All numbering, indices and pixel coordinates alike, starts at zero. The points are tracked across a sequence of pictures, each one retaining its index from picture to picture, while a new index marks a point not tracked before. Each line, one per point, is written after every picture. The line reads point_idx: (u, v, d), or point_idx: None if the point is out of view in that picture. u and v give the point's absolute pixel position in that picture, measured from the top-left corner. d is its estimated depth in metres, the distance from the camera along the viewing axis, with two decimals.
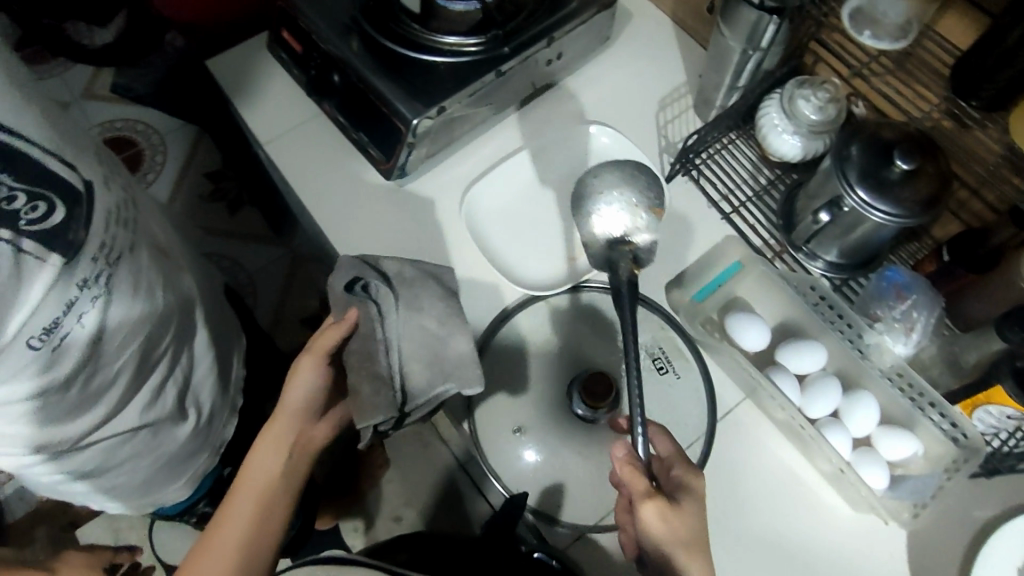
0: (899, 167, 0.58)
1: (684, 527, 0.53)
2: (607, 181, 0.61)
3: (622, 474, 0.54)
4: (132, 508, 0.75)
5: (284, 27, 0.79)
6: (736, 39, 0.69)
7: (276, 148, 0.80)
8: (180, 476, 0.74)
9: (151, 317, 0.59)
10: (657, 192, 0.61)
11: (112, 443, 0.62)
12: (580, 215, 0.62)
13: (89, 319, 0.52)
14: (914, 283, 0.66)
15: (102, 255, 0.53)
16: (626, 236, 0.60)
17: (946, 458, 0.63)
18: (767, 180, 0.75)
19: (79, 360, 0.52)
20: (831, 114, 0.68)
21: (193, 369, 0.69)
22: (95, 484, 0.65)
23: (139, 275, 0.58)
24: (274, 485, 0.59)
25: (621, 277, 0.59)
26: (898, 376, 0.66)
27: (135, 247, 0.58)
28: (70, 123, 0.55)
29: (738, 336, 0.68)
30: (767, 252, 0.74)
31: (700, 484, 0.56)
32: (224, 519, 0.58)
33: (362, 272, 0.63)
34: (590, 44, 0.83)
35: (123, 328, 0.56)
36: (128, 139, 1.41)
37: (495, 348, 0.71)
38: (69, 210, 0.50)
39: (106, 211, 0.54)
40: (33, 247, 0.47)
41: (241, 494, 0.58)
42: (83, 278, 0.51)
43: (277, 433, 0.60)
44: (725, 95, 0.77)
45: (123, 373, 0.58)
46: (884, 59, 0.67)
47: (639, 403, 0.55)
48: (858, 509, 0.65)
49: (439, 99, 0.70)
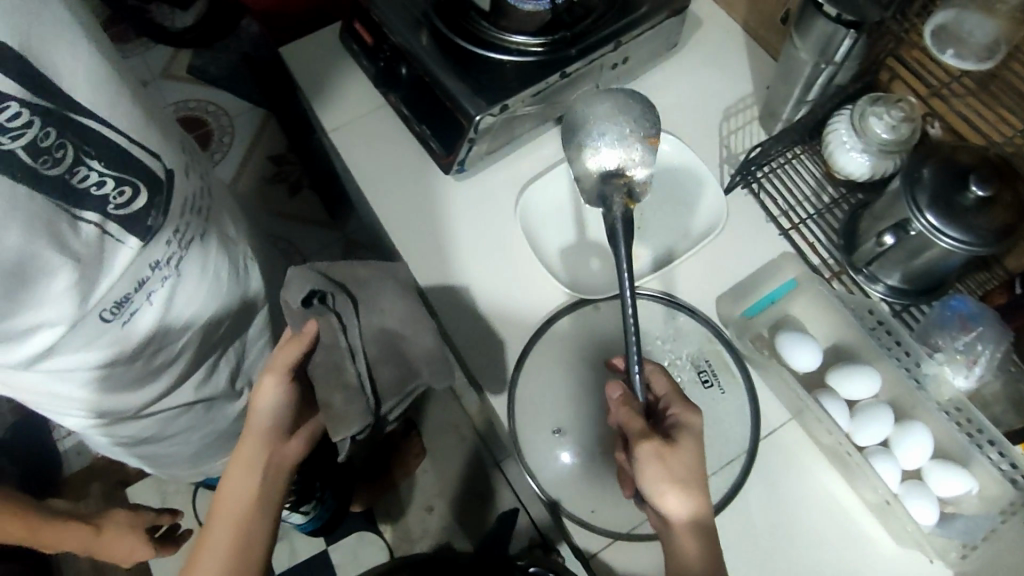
0: (975, 193, 0.56)
1: (681, 466, 0.53)
2: (599, 113, 0.60)
3: (617, 412, 0.57)
4: (180, 474, 0.80)
5: (357, 19, 0.81)
6: (808, 52, 0.67)
7: (340, 136, 0.82)
8: (228, 451, 0.78)
9: (212, 301, 0.62)
10: (653, 123, 0.60)
11: (168, 413, 0.65)
12: (573, 154, 0.61)
13: (157, 298, 0.55)
14: (981, 314, 0.63)
15: (176, 240, 0.55)
16: (621, 169, 0.59)
17: (1002, 500, 0.60)
18: (831, 198, 0.73)
19: (145, 336, 0.55)
20: (903, 134, 0.66)
21: (247, 346, 0.72)
22: (151, 449, 0.69)
23: (206, 262, 0.60)
24: (249, 509, 0.57)
25: (614, 212, 0.57)
26: (957, 410, 0.63)
27: (205, 236, 0.59)
28: (152, 104, 0.57)
29: (787, 355, 0.66)
30: (825, 271, 0.72)
31: (695, 421, 0.56)
32: (203, 547, 0.57)
33: (318, 284, 0.61)
34: (657, 49, 0.82)
35: (185, 306, 0.58)
36: (200, 120, 1.47)
37: (539, 347, 0.71)
38: (150, 197, 0.52)
39: (182, 200, 0.56)
40: (115, 229, 0.49)
41: (216, 524, 0.57)
42: (156, 259, 0.53)
43: (244, 455, 0.58)
44: (793, 109, 0.75)
45: (185, 348, 0.60)
46: (966, 80, 0.64)
47: (632, 342, 0.56)
48: (902, 544, 0.63)
49: (503, 97, 0.71)
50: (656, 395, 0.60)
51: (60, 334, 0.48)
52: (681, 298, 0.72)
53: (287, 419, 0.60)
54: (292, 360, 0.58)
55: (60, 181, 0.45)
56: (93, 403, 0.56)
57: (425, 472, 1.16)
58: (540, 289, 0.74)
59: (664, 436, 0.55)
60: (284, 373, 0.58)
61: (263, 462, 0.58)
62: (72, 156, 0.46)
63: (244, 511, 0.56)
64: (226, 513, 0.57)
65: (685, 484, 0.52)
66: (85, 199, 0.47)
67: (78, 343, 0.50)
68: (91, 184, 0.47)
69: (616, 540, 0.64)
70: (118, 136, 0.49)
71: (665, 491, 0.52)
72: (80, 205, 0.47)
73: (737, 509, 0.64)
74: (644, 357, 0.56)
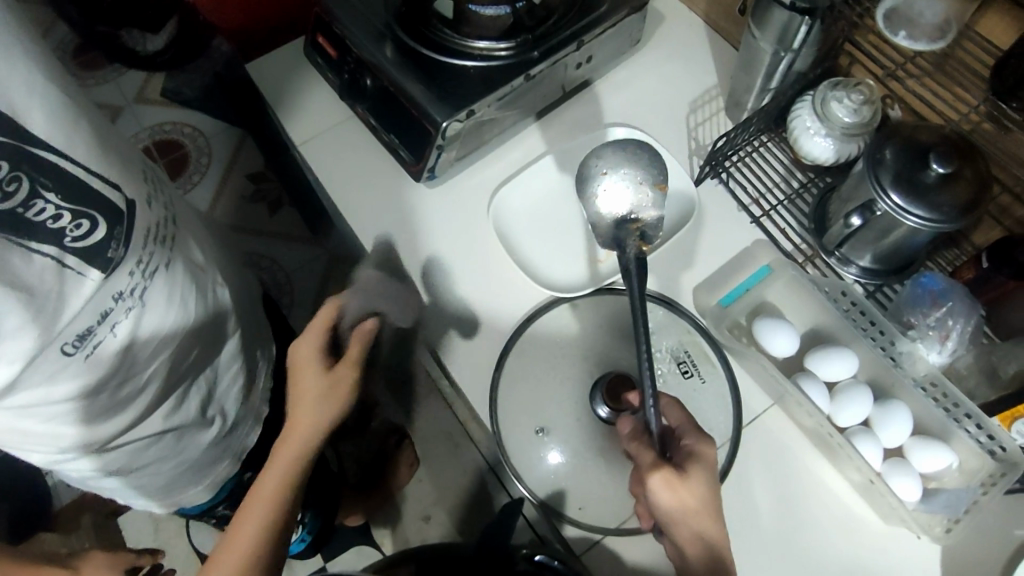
0: (937, 170, 0.57)
1: (692, 497, 0.54)
2: (610, 160, 0.60)
3: (632, 450, 0.58)
4: (155, 508, 0.76)
5: (320, 33, 0.81)
6: (767, 41, 0.68)
7: (311, 150, 0.82)
8: (206, 477, 0.76)
9: (179, 329, 0.61)
10: (660, 169, 0.61)
11: (137, 444, 0.64)
12: (585, 194, 0.60)
13: (122, 329, 0.55)
14: (951, 290, 0.64)
15: (139, 270, 0.55)
16: (631, 214, 0.59)
17: (983, 472, 0.61)
18: (799, 184, 0.75)
19: (110, 366, 0.55)
20: (866, 116, 0.66)
21: (220, 367, 0.71)
22: (122, 482, 0.67)
23: (173, 289, 0.59)
24: (270, 523, 0.59)
25: (628, 255, 0.57)
26: (931, 385, 0.64)
27: (171, 264, 0.59)
28: (114, 136, 0.57)
29: (764, 341, 0.67)
30: (798, 257, 0.73)
31: (710, 453, 0.57)
32: (241, 520, 0.59)
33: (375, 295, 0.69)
34: (620, 47, 0.83)
35: (153, 337, 0.58)
36: (175, 142, 1.49)
37: (519, 350, 0.71)
38: (111, 227, 0.52)
39: (146, 228, 0.56)
40: (74, 261, 0.49)
41: (258, 499, 0.60)
42: (119, 290, 0.54)
43: (294, 441, 0.62)
44: (757, 97, 0.76)
45: (154, 378, 0.60)
46: (920, 61, 0.65)
47: (650, 381, 0.54)
48: (888, 522, 0.63)
49: (468, 102, 0.71)
50: (668, 424, 0.60)
51: (19, 370, 0.47)
52: (654, 291, 0.73)
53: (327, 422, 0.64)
54: (321, 376, 0.64)
55: (11, 216, 0.45)
56: (61, 438, 0.55)
57: (422, 482, 1.15)
58: (519, 291, 0.74)
59: (675, 464, 0.55)
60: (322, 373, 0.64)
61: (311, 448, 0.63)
62: (27, 190, 0.46)
63: (268, 527, 0.59)
64: (248, 525, 0.58)
65: (698, 510, 0.54)
66: (41, 232, 0.47)
67: (41, 379, 0.50)
68: (47, 218, 0.47)
69: (606, 536, 0.65)
70: (75, 170, 0.50)
71: (682, 519, 0.54)
72: (38, 240, 0.47)
73: (726, 494, 0.64)
74: (656, 394, 0.56)
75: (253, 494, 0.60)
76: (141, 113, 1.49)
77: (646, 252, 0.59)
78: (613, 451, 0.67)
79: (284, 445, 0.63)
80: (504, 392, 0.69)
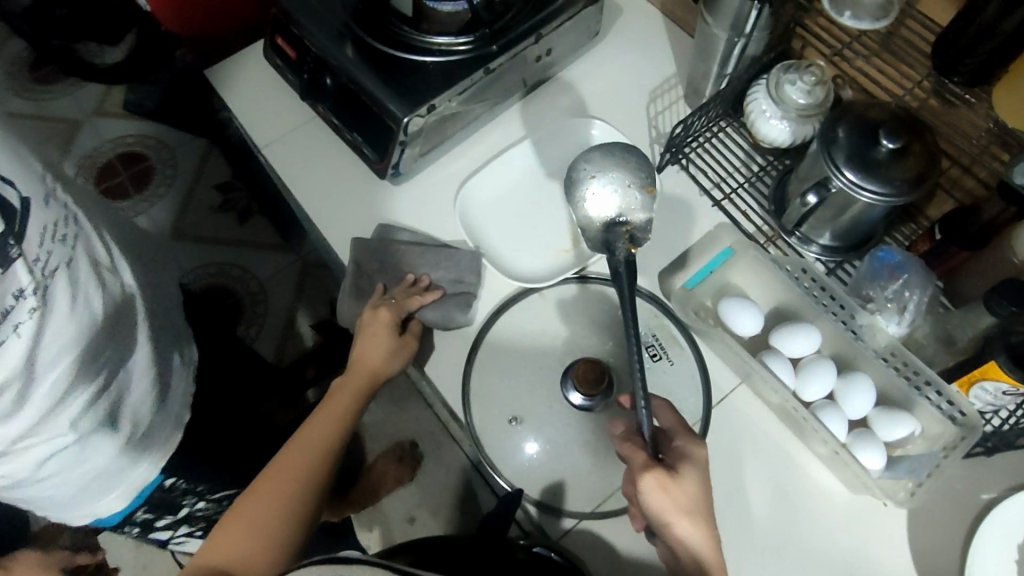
0: (886, 146, 0.58)
1: (685, 496, 0.55)
2: (597, 164, 0.63)
3: (625, 452, 0.58)
4: (74, 516, 0.71)
5: (278, 34, 0.80)
6: (720, 27, 0.70)
7: (274, 153, 0.82)
8: (118, 485, 0.69)
9: (85, 331, 0.61)
10: (620, 156, 0.64)
11: (41, 451, 0.60)
12: (576, 199, 0.63)
13: (27, 330, 0.55)
14: (907, 262, 0.66)
15: (36, 268, 0.56)
16: (620, 217, 0.62)
17: (945, 436, 0.62)
18: (759, 167, 0.76)
19: (14, 369, 0.54)
20: (819, 97, 0.68)
21: (155, 371, 0.71)
22: (33, 492, 0.64)
23: (78, 291, 0.60)
24: (322, 454, 0.70)
25: (618, 257, 0.60)
26: (891, 356, 0.65)
27: (73, 262, 0.60)
28: (11, 144, 0.59)
29: (730, 321, 0.68)
30: (761, 239, 0.74)
31: (702, 454, 0.58)
32: (307, 428, 0.72)
33: (395, 271, 0.74)
34: (580, 39, 0.84)
35: (59, 340, 0.58)
36: (139, 154, 1.52)
37: (492, 341, 0.72)
38: (7, 223, 0.55)
39: (42, 228, 0.58)
40: None
41: (324, 415, 0.72)
42: (18, 288, 0.55)
43: (354, 378, 0.73)
44: (714, 83, 0.77)
45: (65, 386, 0.59)
46: (867, 39, 0.67)
47: (642, 390, 0.56)
48: (856, 491, 0.65)
49: (429, 97, 0.72)
50: (661, 426, 0.61)
51: None
52: (644, 287, 0.74)
53: (378, 372, 0.72)
54: (393, 333, 0.71)
55: None
56: None
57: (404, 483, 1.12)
58: (487, 284, 0.75)
59: (667, 464, 0.57)
60: (395, 330, 0.71)
61: (366, 389, 0.73)
62: None
63: (314, 462, 0.69)
64: (301, 456, 0.69)
65: (691, 512, 0.55)
66: None
67: None
68: None
69: (583, 520, 0.65)
70: None
71: (674, 520, 0.54)
72: None
73: (715, 483, 0.65)
74: (649, 397, 0.57)
75: (307, 426, 0.72)
76: (102, 127, 1.54)
77: (635, 254, 0.62)
78: (588, 436, 0.67)
79: (342, 385, 0.74)
80: (477, 383, 0.70)
